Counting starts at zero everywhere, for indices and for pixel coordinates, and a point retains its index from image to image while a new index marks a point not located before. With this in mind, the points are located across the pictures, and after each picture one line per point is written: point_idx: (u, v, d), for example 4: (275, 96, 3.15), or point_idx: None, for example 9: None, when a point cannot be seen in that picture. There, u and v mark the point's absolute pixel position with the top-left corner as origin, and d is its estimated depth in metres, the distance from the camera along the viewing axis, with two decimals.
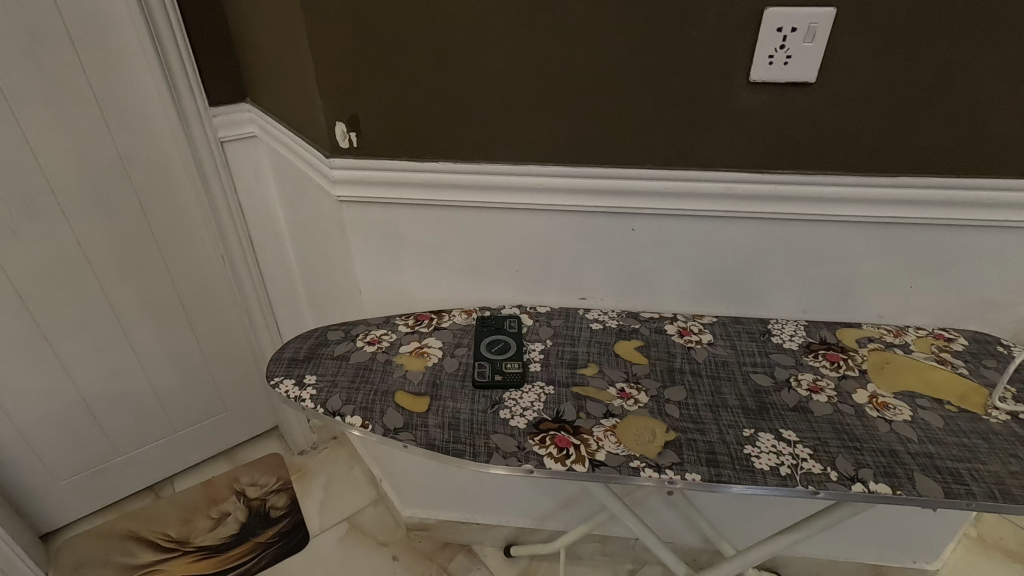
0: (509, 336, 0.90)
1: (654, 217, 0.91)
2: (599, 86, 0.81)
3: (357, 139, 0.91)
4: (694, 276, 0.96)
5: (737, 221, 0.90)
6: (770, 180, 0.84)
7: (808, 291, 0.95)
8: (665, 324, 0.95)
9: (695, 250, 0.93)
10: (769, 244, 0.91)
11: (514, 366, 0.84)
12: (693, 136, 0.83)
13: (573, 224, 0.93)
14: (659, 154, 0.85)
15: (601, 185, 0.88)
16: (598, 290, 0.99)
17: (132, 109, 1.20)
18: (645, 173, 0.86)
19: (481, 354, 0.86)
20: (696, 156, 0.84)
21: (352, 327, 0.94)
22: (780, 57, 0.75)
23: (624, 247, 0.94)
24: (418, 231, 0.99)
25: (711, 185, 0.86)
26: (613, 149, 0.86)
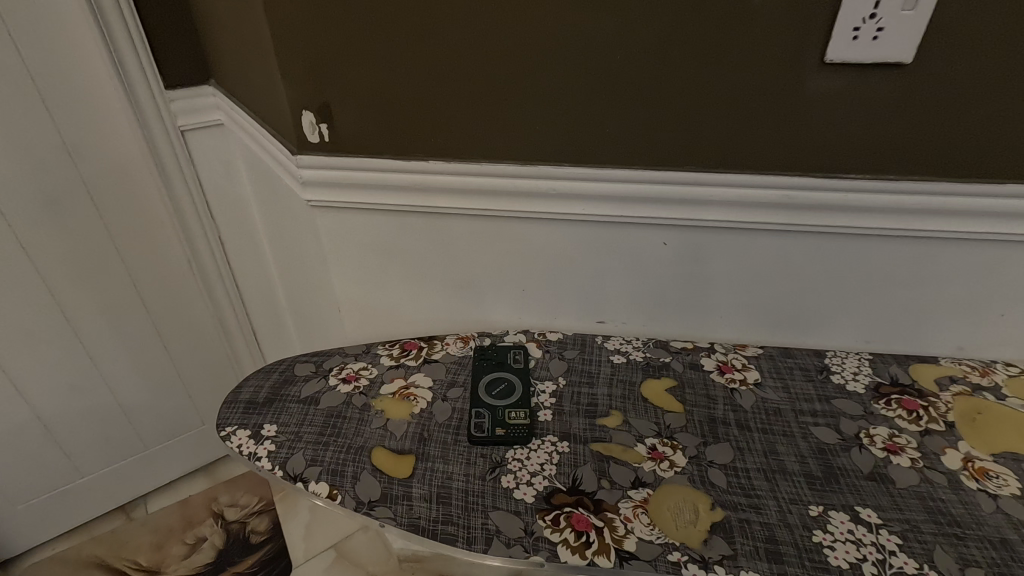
0: (513, 374, 0.74)
1: (689, 230, 0.74)
2: (629, 67, 0.64)
3: (327, 132, 0.74)
4: (735, 299, 0.80)
5: (794, 235, 0.73)
6: (839, 187, 0.68)
7: (875, 318, 0.78)
8: (700, 357, 0.79)
9: (738, 269, 0.77)
10: (831, 264, 0.74)
11: (520, 416, 0.68)
12: (744, 130, 0.66)
13: (590, 237, 0.77)
14: (701, 154, 0.68)
15: (626, 192, 0.72)
16: (620, 313, 0.84)
17: (77, 90, 1.02)
18: (683, 176, 0.70)
19: (479, 399, 0.71)
20: (748, 158, 0.68)
21: (325, 359, 0.78)
22: (868, 30, 0.58)
23: (651, 264, 0.78)
24: (404, 243, 0.83)
25: (765, 192, 0.69)
26: (644, 147, 0.69)
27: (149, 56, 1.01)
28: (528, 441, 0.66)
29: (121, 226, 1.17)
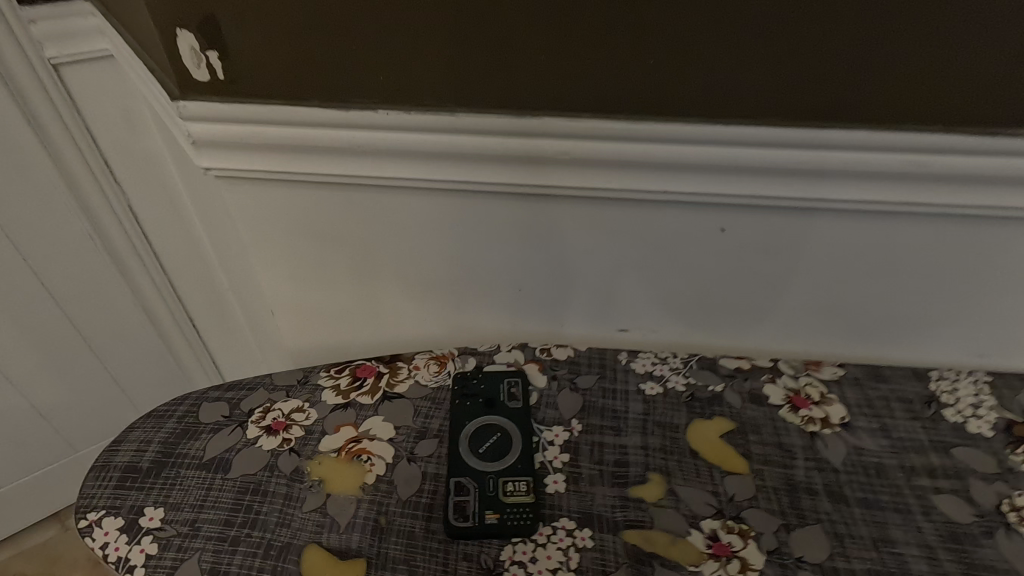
0: (508, 422, 0.53)
1: (762, 210, 0.52)
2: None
3: (220, 62, 0.48)
4: (811, 300, 0.58)
5: (910, 219, 0.51)
6: (1001, 150, 0.45)
7: (1002, 327, 0.57)
8: (762, 382, 0.58)
9: (823, 263, 0.55)
10: (954, 257, 0.53)
11: (519, 492, 0.48)
12: (875, 55, 0.42)
13: (615, 220, 0.54)
14: (794, 102, 0.45)
15: (676, 156, 0.48)
16: (649, 318, 0.62)
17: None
18: (762, 134, 0.46)
19: (461, 464, 0.50)
20: (864, 104, 0.45)
21: (244, 396, 0.56)
22: None
23: (700, 257, 0.56)
24: (354, 228, 0.59)
25: (883, 158, 0.46)
26: (711, 88, 0.45)
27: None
28: (533, 531, 0.46)
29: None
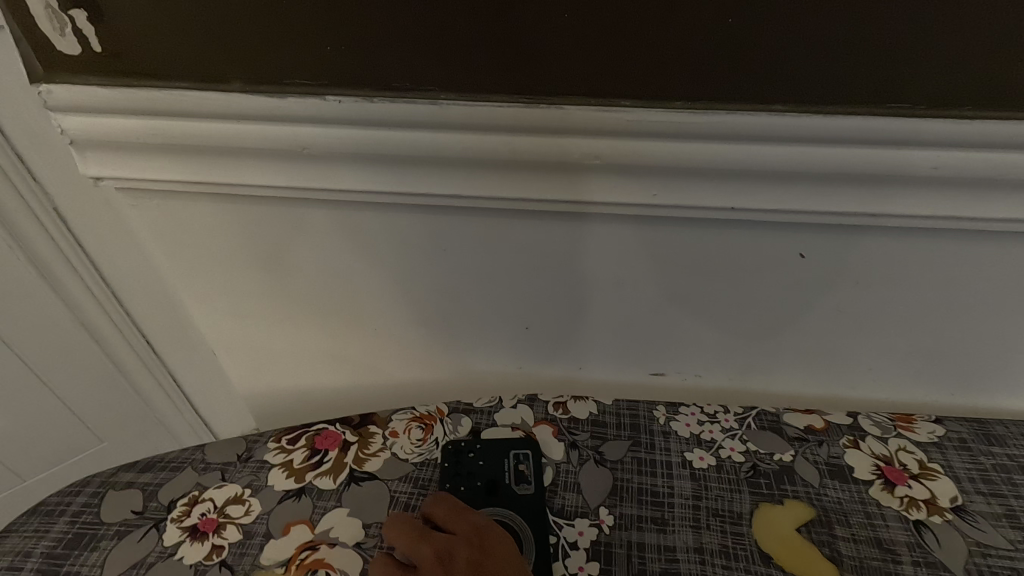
0: (516, 519, 0.40)
1: (861, 232, 0.38)
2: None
3: (92, 27, 0.33)
4: (907, 343, 0.45)
5: None
6: None
7: None
8: (843, 448, 0.45)
9: (932, 299, 0.41)
10: None
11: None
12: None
13: (663, 244, 0.41)
14: (921, 79, 0.32)
15: (754, 162, 0.35)
16: (692, 362, 0.49)
17: None
18: (876, 130, 0.33)
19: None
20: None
21: (164, 483, 0.42)
22: None
23: (768, 291, 0.43)
24: (309, 256, 0.44)
25: None
26: (806, 61, 0.32)
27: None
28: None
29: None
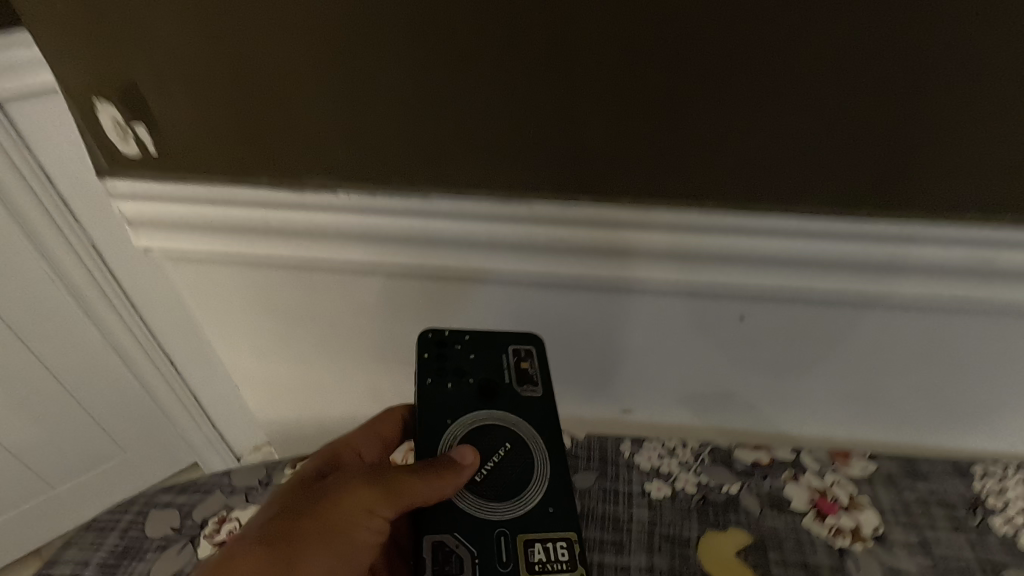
0: (518, 429, 0.42)
1: (788, 302, 0.45)
2: (734, 11, 0.33)
3: (151, 135, 0.41)
4: (839, 390, 0.51)
5: (959, 315, 0.44)
6: None
7: None
8: (783, 482, 0.51)
9: (869, 350, 0.48)
10: (1007, 353, 0.46)
11: (561, 564, 0.37)
12: (917, 137, 0.36)
13: (619, 309, 0.48)
14: (822, 188, 0.39)
15: (683, 249, 0.43)
16: (665, 401, 0.55)
17: None
18: (780, 227, 0.41)
19: (482, 522, 0.38)
20: (901, 192, 0.39)
21: (197, 503, 0.50)
22: None
23: (715, 347, 0.49)
24: (318, 311, 0.52)
25: (923, 257, 0.41)
26: (719, 173, 0.39)
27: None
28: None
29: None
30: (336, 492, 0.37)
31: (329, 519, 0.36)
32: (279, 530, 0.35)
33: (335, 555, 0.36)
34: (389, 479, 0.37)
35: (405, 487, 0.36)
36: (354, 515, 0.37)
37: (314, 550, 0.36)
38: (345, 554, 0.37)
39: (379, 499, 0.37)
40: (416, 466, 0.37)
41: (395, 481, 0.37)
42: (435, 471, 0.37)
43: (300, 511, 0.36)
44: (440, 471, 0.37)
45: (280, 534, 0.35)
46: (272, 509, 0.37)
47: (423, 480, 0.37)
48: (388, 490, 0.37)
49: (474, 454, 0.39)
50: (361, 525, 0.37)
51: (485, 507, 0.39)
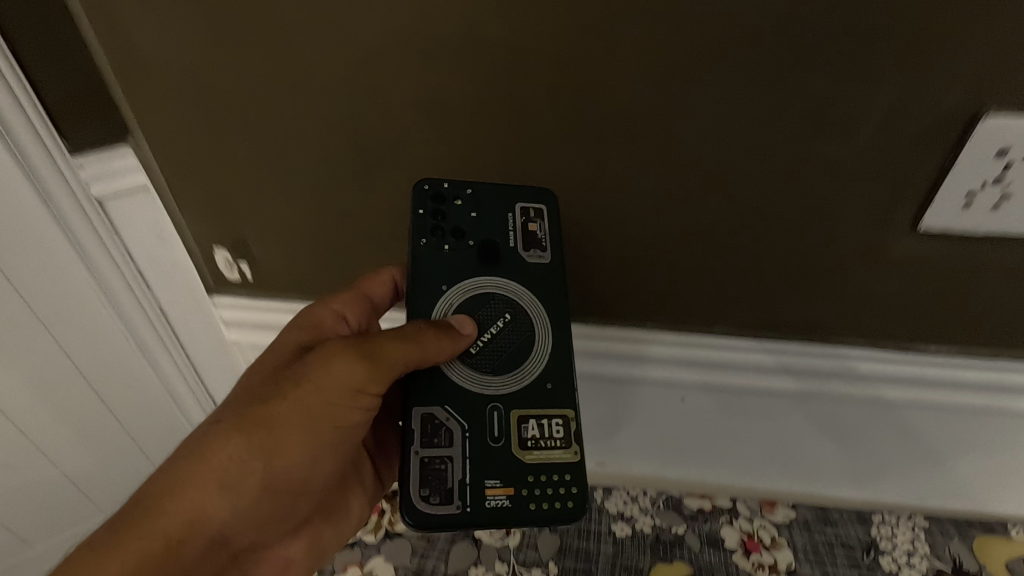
0: (520, 297, 0.47)
1: (702, 384, 0.63)
2: (654, 216, 0.48)
3: (248, 268, 0.61)
4: (754, 453, 0.67)
5: (819, 396, 0.63)
6: (868, 354, 0.59)
7: (923, 483, 0.64)
8: (720, 525, 0.64)
9: (824, 424, 0.64)
10: (862, 425, 0.64)
11: (555, 438, 0.44)
12: (788, 289, 0.51)
13: (583, 388, 0.66)
14: (723, 316, 0.55)
15: (625, 351, 0.62)
16: (671, 461, 0.69)
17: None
18: (688, 338, 0.60)
19: (475, 395, 0.44)
20: (821, 324, 0.54)
21: None
22: (987, 197, 0.41)
23: (657, 416, 0.67)
24: None
25: (785, 357, 0.61)
26: (646, 303, 0.56)
27: (6, 55, 0.46)
28: (587, 505, 0.43)
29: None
30: (320, 365, 0.41)
31: (302, 412, 0.42)
32: (251, 419, 0.41)
33: (312, 443, 0.43)
34: (370, 346, 0.41)
35: (382, 363, 0.41)
36: (330, 402, 0.42)
37: (289, 439, 0.42)
38: (319, 442, 0.43)
39: (362, 372, 0.41)
40: (396, 336, 0.41)
41: (373, 350, 0.41)
42: (417, 342, 0.42)
43: (279, 390, 0.42)
44: (430, 340, 0.42)
45: (257, 422, 0.41)
46: (249, 396, 0.42)
47: (402, 348, 0.41)
48: (368, 368, 0.41)
49: (471, 324, 0.45)
50: (337, 421, 0.43)
51: (481, 386, 0.45)
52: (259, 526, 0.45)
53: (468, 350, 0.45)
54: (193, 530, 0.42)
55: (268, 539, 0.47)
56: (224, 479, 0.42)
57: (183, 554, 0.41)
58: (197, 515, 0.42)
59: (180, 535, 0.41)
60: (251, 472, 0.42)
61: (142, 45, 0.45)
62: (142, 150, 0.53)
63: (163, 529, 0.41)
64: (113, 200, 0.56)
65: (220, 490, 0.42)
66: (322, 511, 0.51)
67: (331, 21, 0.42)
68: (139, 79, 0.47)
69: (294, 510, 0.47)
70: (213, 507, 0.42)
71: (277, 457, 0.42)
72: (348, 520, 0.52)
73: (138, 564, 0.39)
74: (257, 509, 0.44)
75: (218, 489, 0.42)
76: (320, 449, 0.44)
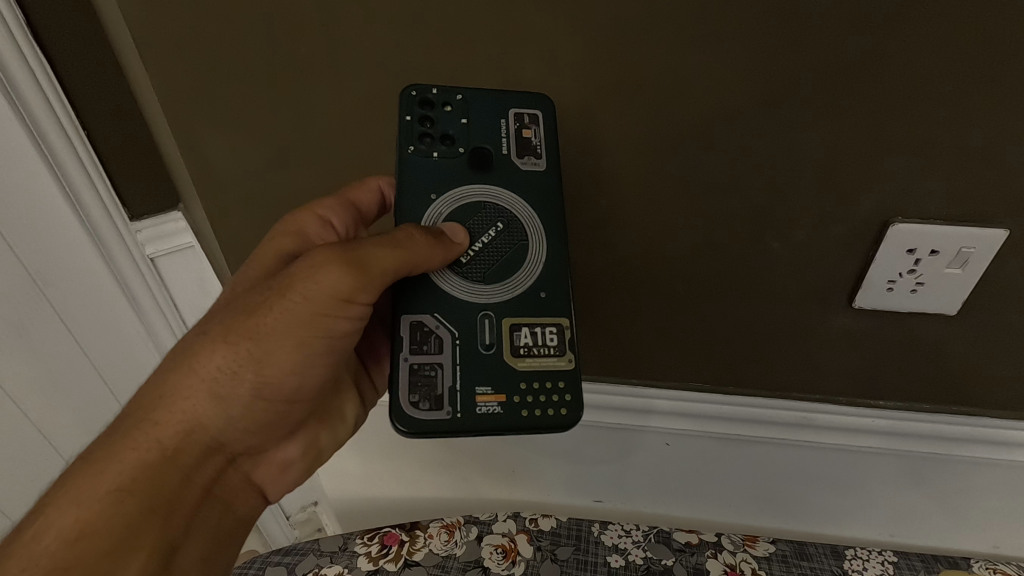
0: (510, 206, 0.50)
1: (692, 434, 0.71)
2: (636, 282, 0.61)
3: None
4: (740, 494, 0.75)
5: (794, 447, 0.70)
6: (833, 409, 0.67)
7: (881, 518, 0.73)
8: (706, 558, 0.70)
9: (803, 471, 0.72)
10: (832, 472, 0.71)
11: (548, 344, 0.48)
12: (744, 343, 0.64)
13: (585, 437, 0.74)
14: (695, 365, 0.67)
15: (620, 403, 0.70)
16: (664, 499, 0.78)
17: (66, 289, 0.66)
18: (671, 392, 0.69)
19: (468, 303, 0.48)
20: (784, 377, 0.66)
21: (297, 561, 0.71)
22: (906, 283, 0.55)
23: (651, 461, 0.74)
24: (382, 432, 0.77)
25: (762, 411, 0.68)
26: (630, 356, 0.67)
27: (84, 140, 0.58)
28: (582, 410, 0.47)
29: (10, 383, 0.69)
30: (309, 274, 0.44)
31: (291, 321, 0.45)
32: (239, 330, 0.45)
33: (298, 349, 0.46)
34: (358, 256, 0.44)
35: (372, 270, 0.44)
36: (319, 312, 0.45)
37: (279, 346, 0.45)
38: (310, 350, 0.46)
39: (351, 280, 0.44)
40: (383, 244, 0.44)
41: (362, 260, 0.44)
42: (406, 248, 0.44)
43: (268, 301, 0.44)
44: (418, 246, 0.45)
45: (247, 333, 0.45)
46: (236, 309, 0.45)
47: (390, 256, 0.44)
48: (357, 278, 0.44)
49: (463, 234, 0.48)
50: (327, 328, 0.46)
51: (472, 294, 0.48)
52: (253, 432, 0.49)
53: (458, 259, 0.48)
54: (189, 438, 0.46)
55: (265, 444, 0.51)
56: (216, 390, 0.46)
57: (182, 458, 0.46)
58: (193, 423, 0.46)
59: (174, 445, 0.45)
60: (242, 382, 0.46)
61: (202, 132, 0.56)
62: (191, 216, 0.66)
63: (157, 437, 0.45)
64: (162, 258, 0.68)
65: (212, 401, 0.46)
66: (317, 413, 0.55)
67: (374, 128, 0.54)
68: (209, 189, 0.60)
69: (287, 419, 0.51)
70: (206, 416, 0.46)
71: (268, 367, 0.46)
72: (341, 422, 0.58)
73: (138, 468, 0.44)
74: (251, 415, 0.48)
75: (210, 400, 0.46)
76: (311, 357, 0.47)
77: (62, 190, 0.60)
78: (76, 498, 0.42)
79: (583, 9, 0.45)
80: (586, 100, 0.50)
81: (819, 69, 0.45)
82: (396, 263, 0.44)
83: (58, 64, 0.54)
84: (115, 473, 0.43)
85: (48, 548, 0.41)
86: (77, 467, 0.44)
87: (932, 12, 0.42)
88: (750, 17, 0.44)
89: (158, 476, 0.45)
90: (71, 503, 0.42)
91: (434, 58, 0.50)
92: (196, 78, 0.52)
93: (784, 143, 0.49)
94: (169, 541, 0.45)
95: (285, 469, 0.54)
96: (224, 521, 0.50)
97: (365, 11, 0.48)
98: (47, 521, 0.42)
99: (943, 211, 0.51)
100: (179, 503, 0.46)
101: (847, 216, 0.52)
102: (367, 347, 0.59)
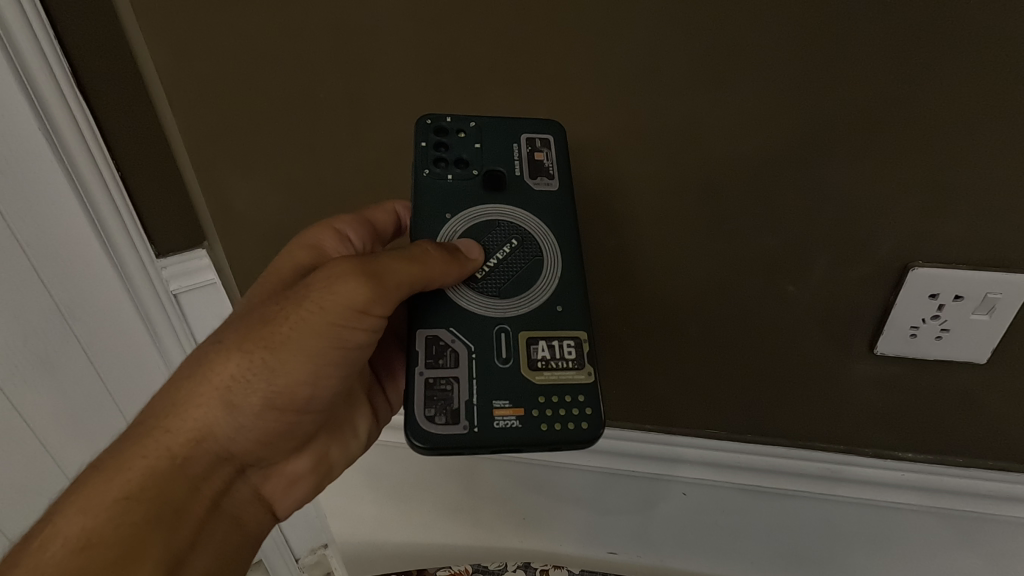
0: (524, 223, 0.50)
1: (709, 484, 0.69)
2: (652, 322, 0.60)
3: None
4: (764, 552, 0.70)
5: (819, 501, 0.67)
6: (859, 462, 0.64)
7: None
8: None
9: (830, 527, 0.68)
10: (861, 529, 0.68)
11: (566, 355, 0.47)
12: (764, 388, 0.62)
13: (600, 483, 0.72)
14: (714, 410, 0.65)
15: (635, 449, 0.68)
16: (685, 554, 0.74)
17: (83, 310, 0.67)
18: (690, 438, 0.67)
19: (483, 317, 0.48)
20: (807, 426, 0.63)
21: None
22: (930, 328, 0.53)
23: (668, 512, 0.72)
24: (394, 473, 0.77)
25: (785, 462, 0.66)
26: (646, 399, 0.65)
27: (116, 177, 0.61)
28: (603, 426, 0.46)
29: (24, 403, 0.69)
30: (326, 285, 0.44)
31: (307, 331, 0.44)
32: (255, 338, 0.45)
33: (313, 359, 0.46)
34: (376, 268, 0.44)
35: (388, 283, 0.44)
36: (335, 323, 0.44)
37: (293, 356, 0.45)
38: (322, 361, 0.46)
39: (368, 293, 0.44)
40: (401, 258, 0.44)
41: (379, 273, 0.44)
42: (422, 262, 0.45)
43: (284, 311, 0.44)
44: (434, 262, 0.45)
45: (263, 342, 0.45)
46: (251, 319, 0.45)
47: (408, 270, 0.44)
48: (374, 290, 0.44)
49: (478, 250, 0.48)
50: (341, 339, 0.45)
51: (488, 308, 0.48)
52: (264, 444, 0.49)
53: (473, 275, 0.48)
54: (199, 447, 0.46)
55: (275, 457, 0.51)
56: (227, 398, 0.45)
57: (190, 466, 0.45)
58: (204, 430, 0.46)
59: (184, 452, 0.45)
60: (255, 390, 0.46)
61: (221, 161, 0.57)
62: (213, 253, 0.67)
63: (167, 445, 0.45)
64: (185, 295, 0.69)
65: (225, 409, 0.46)
66: (329, 428, 0.54)
67: (393, 161, 0.55)
68: (232, 224, 0.61)
69: (299, 430, 0.50)
70: (219, 426, 0.46)
71: (282, 375, 0.45)
72: (353, 438, 0.57)
73: (147, 476, 0.44)
74: (263, 425, 0.47)
75: (223, 409, 0.46)
76: (325, 368, 0.46)
77: (93, 228, 0.62)
78: (84, 505, 0.42)
79: (598, 50, 0.46)
80: (600, 138, 0.51)
81: (832, 111, 0.46)
82: (412, 275, 0.44)
83: (97, 109, 0.57)
84: (125, 480, 0.43)
85: (53, 556, 0.41)
86: (86, 476, 0.44)
87: (943, 58, 0.42)
88: (761, 58, 0.45)
89: (168, 483, 0.44)
90: (79, 510, 0.42)
91: (449, 97, 0.51)
92: (222, 121, 0.54)
93: (799, 181, 0.49)
94: (175, 551, 0.44)
95: (294, 483, 0.53)
96: (232, 535, 0.49)
97: (388, 51, 0.49)
98: (55, 528, 0.42)
99: (965, 255, 0.49)
100: (187, 511, 0.45)
101: (868, 258, 0.51)
102: (381, 361, 0.59)
